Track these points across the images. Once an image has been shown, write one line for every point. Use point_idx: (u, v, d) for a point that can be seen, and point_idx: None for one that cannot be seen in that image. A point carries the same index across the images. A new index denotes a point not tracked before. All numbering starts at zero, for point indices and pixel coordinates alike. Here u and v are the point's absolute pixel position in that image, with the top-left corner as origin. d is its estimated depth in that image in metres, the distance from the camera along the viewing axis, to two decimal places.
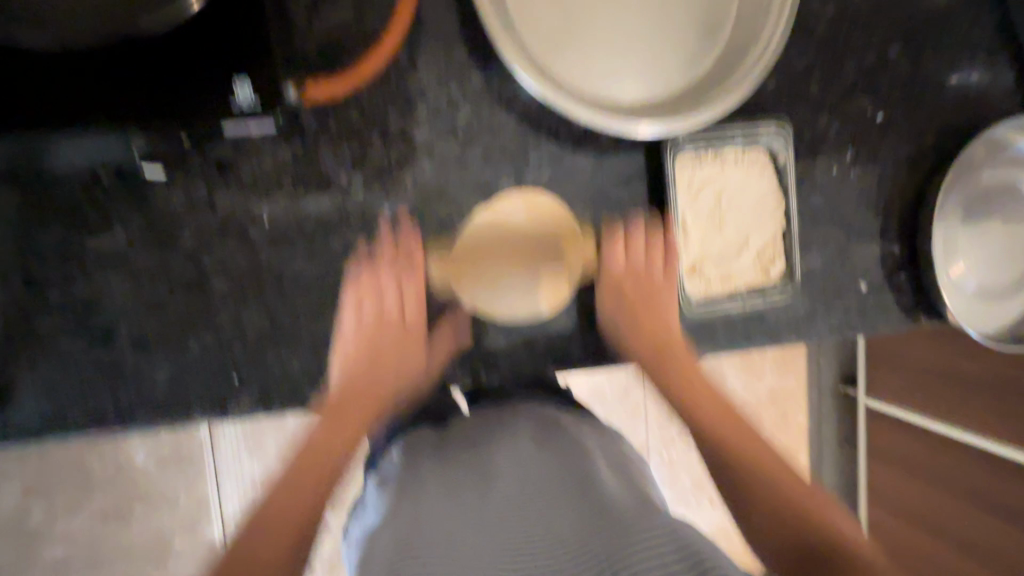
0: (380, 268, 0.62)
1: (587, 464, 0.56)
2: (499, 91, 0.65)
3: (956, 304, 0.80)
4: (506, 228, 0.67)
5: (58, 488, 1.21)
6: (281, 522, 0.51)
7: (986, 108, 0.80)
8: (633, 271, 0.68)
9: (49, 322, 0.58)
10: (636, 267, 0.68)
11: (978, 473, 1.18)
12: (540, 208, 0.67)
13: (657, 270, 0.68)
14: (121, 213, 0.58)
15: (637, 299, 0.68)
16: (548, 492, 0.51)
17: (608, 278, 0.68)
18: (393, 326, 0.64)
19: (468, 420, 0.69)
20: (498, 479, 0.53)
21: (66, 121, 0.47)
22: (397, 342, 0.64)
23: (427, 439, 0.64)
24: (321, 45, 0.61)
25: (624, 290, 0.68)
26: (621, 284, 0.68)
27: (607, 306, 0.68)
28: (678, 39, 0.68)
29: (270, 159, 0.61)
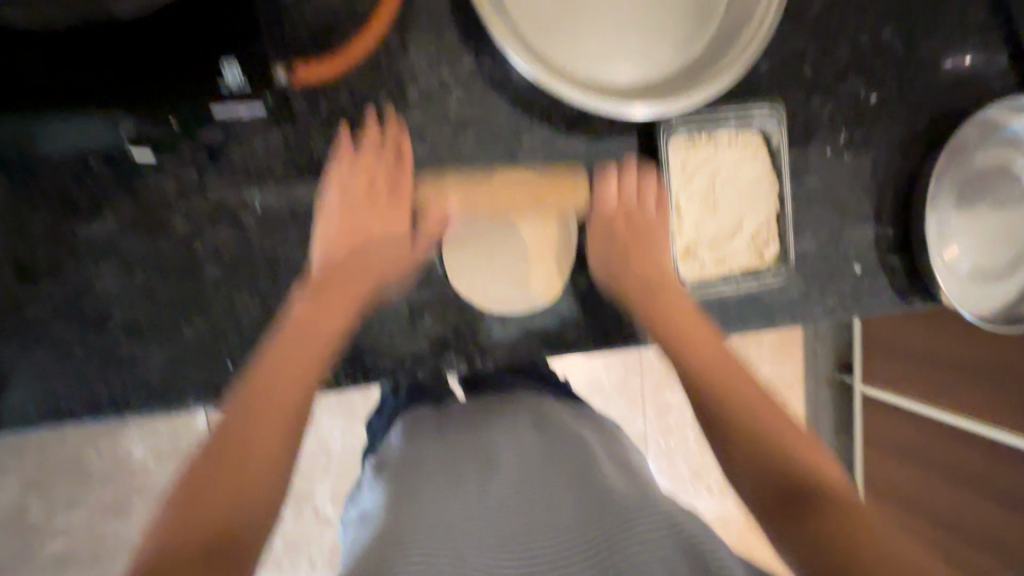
0: (360, 166, 0.61)
1: (588, 455, 0.58)
2: (491, 73, 0.65)
3: (951, 286, 0.80)
4: (496, 201, 0.66)
5: (56, 482, 1.21)
6: (260, 420, 0.45)
7: (979, 89, 0.79)
8: (626, 206, 0.68)
9: (41, 310, 0.58)
10: (630, 204, 0.68)
11: (974, 457, 1.19)
12: (531, 183, 0.66)
13: (650, 205, 0.68)
14: (112, 199, 0.58)
15: (625, 199, 0.67)
16: (549, 484, 0.53)
17: (599, 218, 0.68)
18: (364, 302, 0.60)
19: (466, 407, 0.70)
20: (500, 469, 0.55)
21: (53, 104, 0.46)
22: (386, 249, 0.62)
23: (431, 424, 0.66)
24: (311, 28, 0.60)
25: (613, 224, 0.68)
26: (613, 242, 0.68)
27: (598, 250, 0.68)
28: (671, 20, 0.67)
29: (261, 144, 0.60)
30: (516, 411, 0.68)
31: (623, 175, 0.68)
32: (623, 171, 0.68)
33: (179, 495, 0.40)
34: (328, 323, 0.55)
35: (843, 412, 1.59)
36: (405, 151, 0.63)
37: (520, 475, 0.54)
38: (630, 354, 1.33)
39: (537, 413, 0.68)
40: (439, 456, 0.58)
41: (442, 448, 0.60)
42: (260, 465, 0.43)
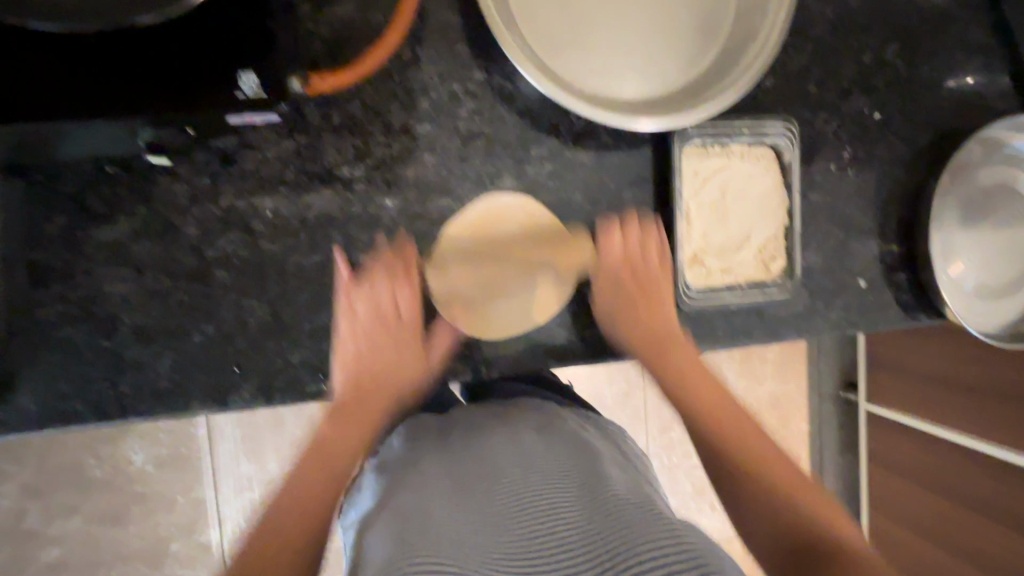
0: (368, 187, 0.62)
1: (593, 473, 0.55)
2: (500, 87, 0.66)
3: (950, 297, 0.79)
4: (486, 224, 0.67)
5: (54, 489, 1.20)
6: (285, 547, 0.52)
7: (980, 109, 0.81)
8: (629, 259, 0.70)
9: (51, 311, 0.58)
10: (634, 256, 0.70)
11: (981, 479, 1.18)
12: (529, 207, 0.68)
13: (653, 262, 0.70)
14: (126, 203, 0.59)
15: (628, 244, 0.69)
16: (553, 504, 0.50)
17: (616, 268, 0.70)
18: (392, 325, 0.66)
19: (472, 406, 0.72)
20: (501, 487, 0.52)
21: (74, 108, 0.47)
22: (394, 350, 0.66)
23: (431, 431, 0.65)
24: (326, 40, 0.61)
25: (619, 276, 0.70)
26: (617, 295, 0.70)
27: (605, 294, 0.70)
28: (678, 36, 0.68)
29: (273, 151, 0.61)
30: (521, 419, 0.66)
31: (625, 231, 0.70)
32: (624, 229, 0.70)
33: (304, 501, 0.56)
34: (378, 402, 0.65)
35: (847, 429, 1.57)
36: (410, 259, 0.65)
37: (522, 491, 0.51)
38: (633, 369, 1.33)
39: (541, 423, 0.66)
40: (439, 472, 0.56)
41: (442, 458, 0.58)
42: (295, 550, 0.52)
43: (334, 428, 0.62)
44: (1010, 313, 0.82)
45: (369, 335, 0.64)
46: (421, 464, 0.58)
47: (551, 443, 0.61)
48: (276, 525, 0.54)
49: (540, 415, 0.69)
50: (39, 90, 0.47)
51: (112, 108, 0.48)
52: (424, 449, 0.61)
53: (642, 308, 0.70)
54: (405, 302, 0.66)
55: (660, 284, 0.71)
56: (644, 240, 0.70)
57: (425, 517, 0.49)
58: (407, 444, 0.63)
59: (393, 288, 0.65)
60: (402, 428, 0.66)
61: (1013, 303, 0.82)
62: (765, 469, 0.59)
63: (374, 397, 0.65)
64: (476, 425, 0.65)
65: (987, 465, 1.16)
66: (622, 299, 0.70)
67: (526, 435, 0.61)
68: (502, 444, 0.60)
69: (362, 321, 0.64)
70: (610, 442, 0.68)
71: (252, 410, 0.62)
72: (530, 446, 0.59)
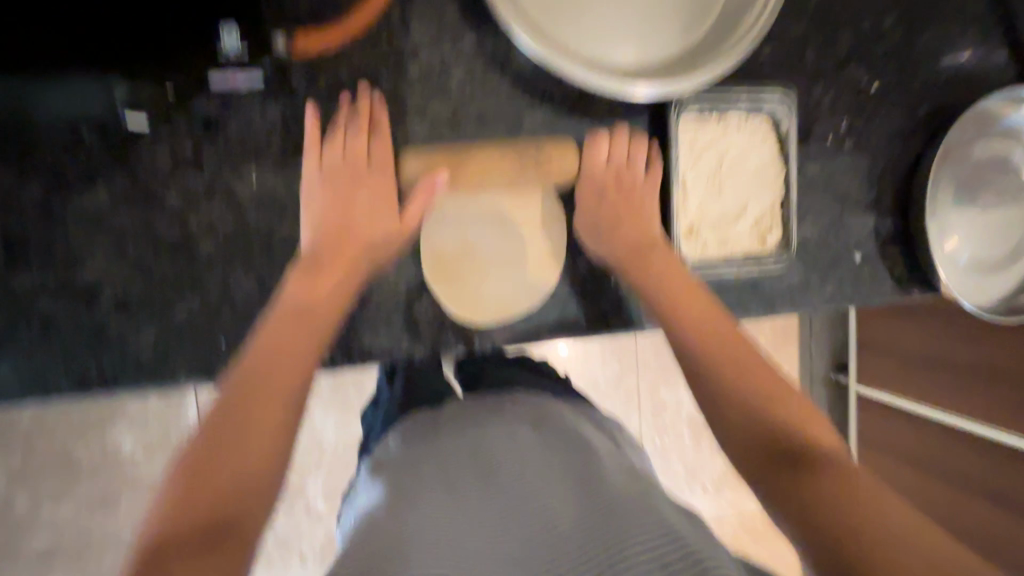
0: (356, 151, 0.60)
1: (585, 460, 0.56)
2: (492, 54, 0.64)
3: (943, 271, 0.79)
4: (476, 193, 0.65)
5: (41, 474, 1.18)
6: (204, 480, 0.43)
7: (977, 81, 0.80)
8: (616, 168, 0.67)
9: (30, 283, 0.56)
10: (622, 168, 0.67)
11: (969, 455, 1.19)
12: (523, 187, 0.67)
13: (641, 171, 0.68)
14: (105, 171, 0.57)
15: (617, 149, 0.67)
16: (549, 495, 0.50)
17: (592, 177, 0.67)
18: (360, 164, 0.60)
19: (467, 400, 0.73)
20: (498, 481, 0.52)
21: (46, 64, 0.45)
22: (355, 236, 0.59)
23: (428, 430, 0.65)
24: (311, 1, 0.59)
25: (605, 192, 0.67)
26: (604, 209, 0.66)
27: (605, 239, 0.66)
28: (674, 1, 0.67)
29: (258, 118, 0.59)
30: (517, 415, 0.66)
31: (612, 143, 0.67)
32: (613, 136, 0.67)
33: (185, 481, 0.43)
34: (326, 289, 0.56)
35: (838, 410, 1.59)
36: (376, 118, 0.61)
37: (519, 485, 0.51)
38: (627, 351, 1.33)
39: (535, 416, 0.66)
40: (436, 468, 0.56)
41: (439, 455, 0.58)
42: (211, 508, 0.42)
43: (282, 334, 0.53)
44: (999, 289, 0.82)
45: (331, 204, 0.59)
46: (419, 461, 0.58)
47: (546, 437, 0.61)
48: (173, 497, 0.42)
49: (534, 407, 0.70)
50: (8, 45, 0.44)
51: (87, 65, 0.46)
52: (422, 446, 0.61)
53: (625, 223, 0.65)
54: (381, 151, 0.61)
55: (646, 192, 0.67)
56: (632, 149, 0.68)
57: (420, 509, 0.49)
58: (407, 443, 0.63)
59: (362, 129, 0.60)
60: (402, 433, 0.67)
61: (1002, 279, 0.82)
62: (752, 399, 0.54)
63: (338, 269, 0.57)
64: (471, 420, 0.65)
65: (976, 442, 1.17)
66: (605, 212, 0.66)
67: (522, 430, 0.61)
68: (498, 437, 0.60)
69: (323, 193, 0.59)
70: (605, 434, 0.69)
71: None
72: (525, 440, 0.60)
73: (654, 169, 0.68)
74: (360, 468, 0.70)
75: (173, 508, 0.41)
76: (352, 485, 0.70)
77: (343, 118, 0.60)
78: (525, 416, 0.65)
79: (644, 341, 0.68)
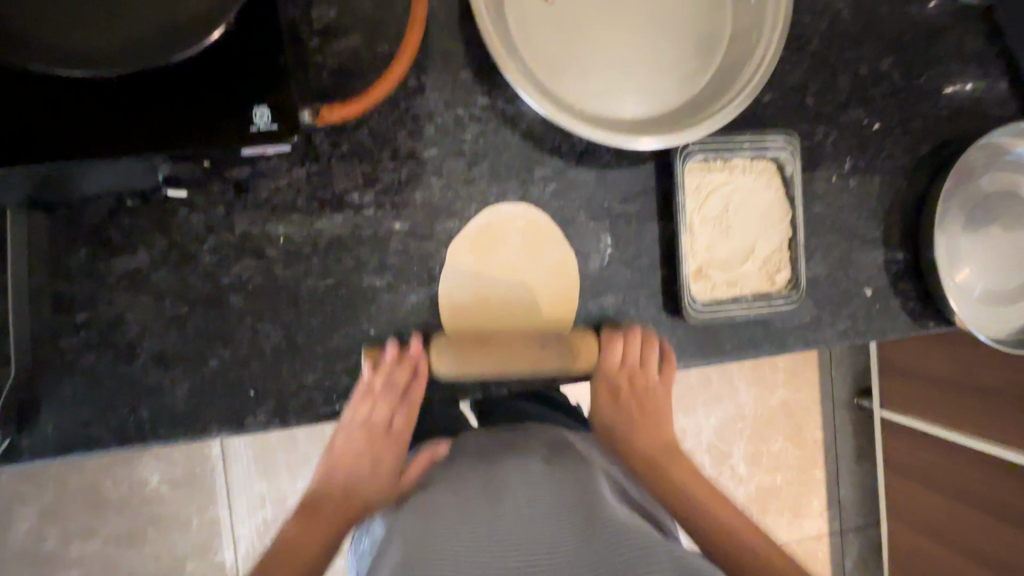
0: (381, 376, 0.63)
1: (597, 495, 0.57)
2: (503, 111, 0.68)
3: (955, 303, 0.79)
4: (493, 230, 0.68)
5: (72, 513, 1.22)
6: None
7: (980, 116, 0.81)
8: (618, 367, 0.69)
9: (75, 341, 0.60)
10: (634, 370, 0.70)
11: (999, 485, 1.16)
12: (535, 222, 0.69)
13: (653, 374, 0.70)
14: (145, 234, 0.61)
15: (629, 354, 0.69)
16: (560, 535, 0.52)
17: (605, 375, 0.69)
18: (377, 426, 0.66)
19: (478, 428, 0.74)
20: (506, 512, 0.54)
21: (98, 146, 0.49)
22: (370, 467, 0.66)
23: (439, 463, 0.67)
24: (333, 72, 0.64)
25: (619, 394, 0.71)
26: (617, 413, 0.70)
27: (612, 419, 0.70)
28: (675, 54, 0.70)
29: (286, 180, 0.63)
30: (528, 445, 0.67)
31: (626, 342, 0.69)
32: (626, 340, 0.70)
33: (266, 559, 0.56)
34: (336, 513, 0.62)
35: (862, 437, 1.56)
36: (420, 372, 0.66)
37: (525, 529, 0.52)
38: None
39: (545, 446, 0.66)
40: (448, 491, 0.59)
41: (449, 488, 0.60)
42: None
43: (293, 532, 0.59)
44: (1013, 321, 0.82)
45: (348, 443, 0.66)
46: (432, 486, 0.61)
47: (557, 471, 0.61)
48: None
49: (549, 433, 0.71)
50: (65, 132, 0.49)
51: (133, 145, 0.50)
52: (433, 480, 0.63)
53: (642, 424, 0.70)
54: (414, 398, 0.67)
55: (661, 406, 0.72)
56: (645, 352, 0.70)
57: (430, 542, 0.51)
58: (418, 476, 0.65)
59: (392, 408, 0.66)
60: (417, 455, 0.69)
61: (1016, 311, 0.82)
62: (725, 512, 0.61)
63: (352, 496, 0.64)
64: (484, 446, 0.67)
65: (1007, 473, 1.14)
66: (619, 412, 0.70)
67: (535, 458, 0.62)
68: (510, 464, 0.62)
69: (359, 406, 0.64)
70: (617, 458, 0.69)
71: (268, 432, 0.63)
72: (536, 477, 0.60)
73: (666, 369, 0.70)
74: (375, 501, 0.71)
75: None
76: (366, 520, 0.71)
77: (379, 379, 0.63)
78: (539, 443, 0.67)
79: (639, 415, 0.71)
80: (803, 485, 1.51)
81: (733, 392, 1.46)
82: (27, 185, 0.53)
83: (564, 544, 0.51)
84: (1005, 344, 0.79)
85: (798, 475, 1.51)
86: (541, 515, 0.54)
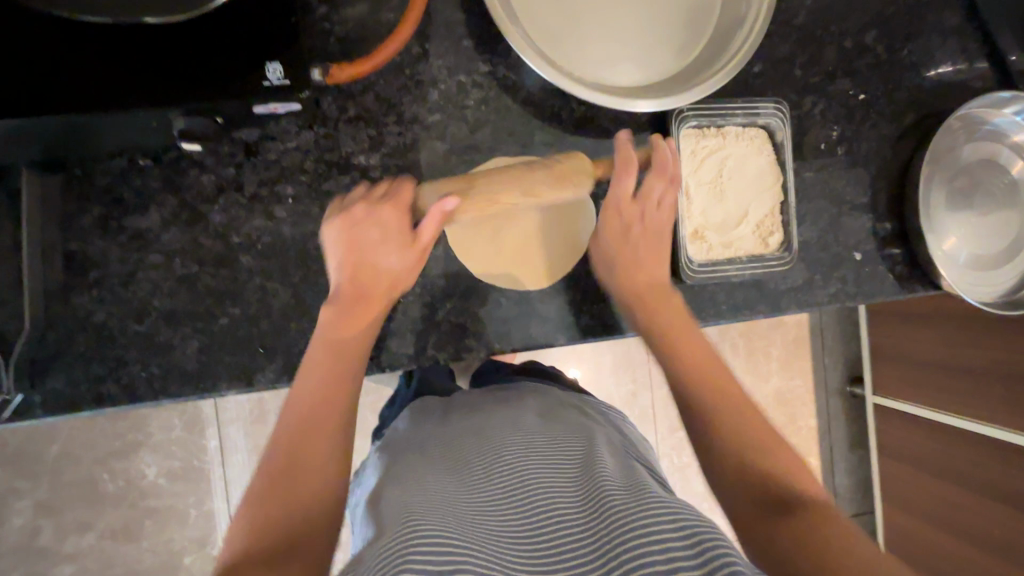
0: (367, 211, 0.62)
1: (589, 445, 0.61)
2: (504, 78, 0.70)
3: (942, 267, 0.82)
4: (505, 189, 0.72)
5: (68, 504, 1.21)
6: (304, 470, 0.50)
7: (959, 88, 0.85)
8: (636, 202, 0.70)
9: (86, 299, 0.61)
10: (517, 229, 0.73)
11: (989, 458, 1.18)
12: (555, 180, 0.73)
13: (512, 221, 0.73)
14: (157, 194, 0.63)
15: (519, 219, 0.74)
16: (555, 480, 0.55)
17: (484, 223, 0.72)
18: (375, 228, 0.61)
19: (473, 394, 0.79)
20: (502, 457, 0.58)
21: (121, 100, 0.51)
22: (369, 265, 0.61)
23: (434, 417, 0.72)
24: (340, 39, 0.66)
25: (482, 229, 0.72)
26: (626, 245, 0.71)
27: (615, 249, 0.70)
28: (669, 25, 0.73)
29: (294, 142, 0.65)
30: (523, 405, 0.72)
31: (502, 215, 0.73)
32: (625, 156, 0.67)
33: (272, 468, 0.50)
34: (352, 334, 0.60)
35: (856, 420, 1.58)
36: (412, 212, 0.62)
37: (521, 463, 0.56)
38: (639, 366, 1.36)
39: (543, 408, 0.71)
40: (445, 446, 0.63)
41: (447, 440, 0.64)
42: (312, 486, 0.50)
43: (332, 333, 0.59)
44: (994, 287, 0.85)
45: (373, 247, 0.61)
46: (427, 444, 0.64)
47: (552, 424, 0.66)
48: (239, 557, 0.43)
49: (541, 400, 0.75)
50: (87, 85, 0.50)
51: (151, 98, 0.52)
52: (431, 434, 0.67)
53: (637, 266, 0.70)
54: (394, 263, 0.62)
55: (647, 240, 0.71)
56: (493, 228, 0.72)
57: (428, 484, 0.55)
58: (416, 428, 0.69)
59: (376, 216, 0.62)
60: (411, 417, 0.74)
61: (997, 278, 0.85)
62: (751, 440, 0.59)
63: (366, 300, 0.61)
64: (476, 410, 0.71)
65: (995, 447, 1.16)
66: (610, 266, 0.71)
67: (525, 417, 0.67)
68: (504, 422, 0.66)
69: (346, 269, 0.61)
70: (607, 422, 0.74)
71: (278, 389, 0.65)
72: (529, 424, 0.65)
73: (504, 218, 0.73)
74: (371, 454, 0.76)
75: (257, 522, 0.47)
76: (363, 466, 0.76)
77: (390, 209, 0.62)
78: (530, 407, 0.71)
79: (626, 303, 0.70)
80: None
81: None
82: (45, 139, 0.54)
83: (558, 484, 0.54)
84: (988, 307, 0.82)
85: None
86: (537, 454, 0.58)
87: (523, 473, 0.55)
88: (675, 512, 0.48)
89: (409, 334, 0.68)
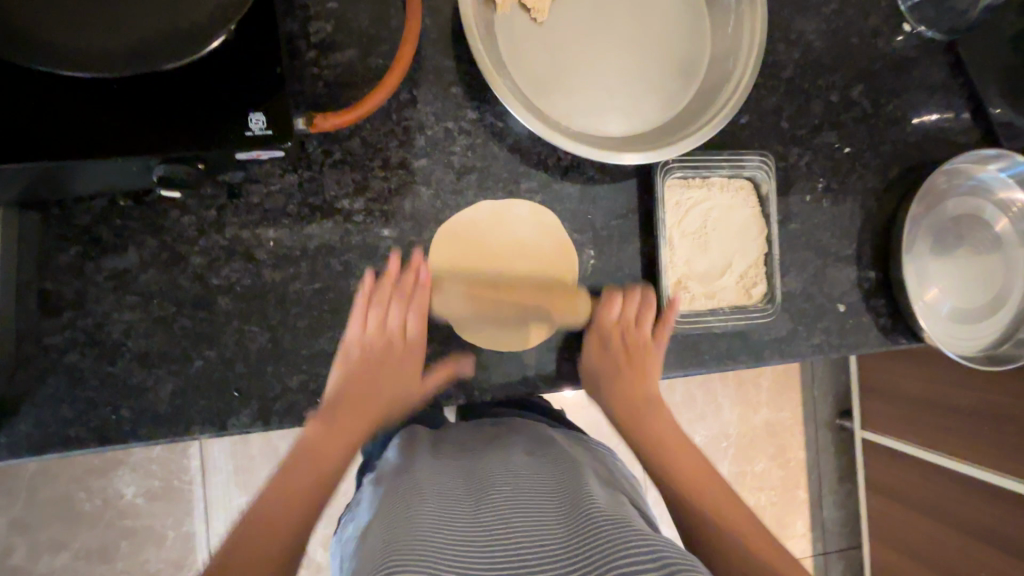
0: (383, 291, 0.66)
1: (577, 481, 0.60)
2: (492, 125, 0.70)
3: (921, 314, 0.82)
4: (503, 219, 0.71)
5: (42, 525, 1.19)
6: (284, 502, 0.57)
7: (944, 142, 0.86)
8: (625, 323, 0.72)
9: (58, 338, 0.60)
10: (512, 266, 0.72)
11: (974, 503, 1.17)
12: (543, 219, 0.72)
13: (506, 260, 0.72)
14: (136, 234, 0.62)
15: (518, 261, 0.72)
16: (543, 518, 0.54)
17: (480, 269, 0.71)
18: (395, 339, 0.68)
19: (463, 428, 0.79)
20: (491, 494, 0.57)
21: (101, 147, 0.51)
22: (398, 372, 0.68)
23: (423, 447, 0.71)
24: (329, 83, 0.66)
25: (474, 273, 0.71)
26: (605, 364, 0.72)
27: (596, 361, 0.72)
28: (657, 76, 0.73)
29: (277, 185, 0.65)
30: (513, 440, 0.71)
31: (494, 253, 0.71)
32: (625, 297, 0.73)
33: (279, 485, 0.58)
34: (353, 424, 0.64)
35: (844, 456, 1.57)
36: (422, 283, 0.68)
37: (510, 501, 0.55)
38: None
39: (532, 442, 0.71)
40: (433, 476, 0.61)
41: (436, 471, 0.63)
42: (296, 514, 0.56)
43: (345, 384, 0.64)
44: (974, 339, 0.84)
45: (385, 301, 0.66)
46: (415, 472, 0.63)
47: (542, 460, 0.65)
48: (246, 540, 0.53)
49: (530, 433, 0.75)
50: (65, 133, 0.50)
51: (130, 146, 0.51)
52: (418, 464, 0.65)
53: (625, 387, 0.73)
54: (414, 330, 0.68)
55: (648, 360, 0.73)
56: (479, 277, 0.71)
57: (415, 514, 0.53)
58: (403, 456, 0.68)
59: (403, 308, 0.67)
60: (399, 444, 0.73)
61: (977, 330, 0.85)
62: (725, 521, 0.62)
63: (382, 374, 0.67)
64: (466, 445, 0.71)
65: (981, 492, 1.16)
66: (607, 368, 0.72)
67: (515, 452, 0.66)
68: (493, 459, 0.65)
69: (368, 331, 0.66)
70: (598, 458, 0.73)
71: (251, 433, 0.64)
72: (520, 461, 0.64)
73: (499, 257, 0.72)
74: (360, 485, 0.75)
75: (268, 515, 0.55)
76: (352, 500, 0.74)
77: (387, 289, 0.66)
78: (519, 441, 0.70)
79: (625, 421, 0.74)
80: (786, 504, 1.52)
81: (717, 411, 1.48)
82: (23, 182, 0.54)
83: (545, 522, 0.53)
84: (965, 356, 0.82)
85: (782, 494, 1.52)
86: (525, 492, 0.57)
87: (512, 511, 0.54)
88: (659, 551, 0.47)
89: (389, 379, 0.67)
